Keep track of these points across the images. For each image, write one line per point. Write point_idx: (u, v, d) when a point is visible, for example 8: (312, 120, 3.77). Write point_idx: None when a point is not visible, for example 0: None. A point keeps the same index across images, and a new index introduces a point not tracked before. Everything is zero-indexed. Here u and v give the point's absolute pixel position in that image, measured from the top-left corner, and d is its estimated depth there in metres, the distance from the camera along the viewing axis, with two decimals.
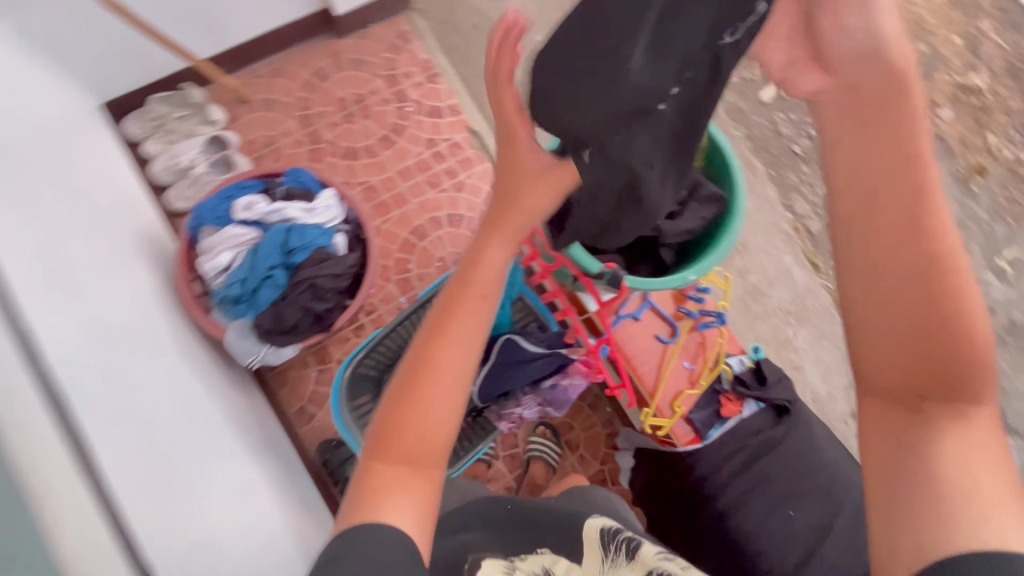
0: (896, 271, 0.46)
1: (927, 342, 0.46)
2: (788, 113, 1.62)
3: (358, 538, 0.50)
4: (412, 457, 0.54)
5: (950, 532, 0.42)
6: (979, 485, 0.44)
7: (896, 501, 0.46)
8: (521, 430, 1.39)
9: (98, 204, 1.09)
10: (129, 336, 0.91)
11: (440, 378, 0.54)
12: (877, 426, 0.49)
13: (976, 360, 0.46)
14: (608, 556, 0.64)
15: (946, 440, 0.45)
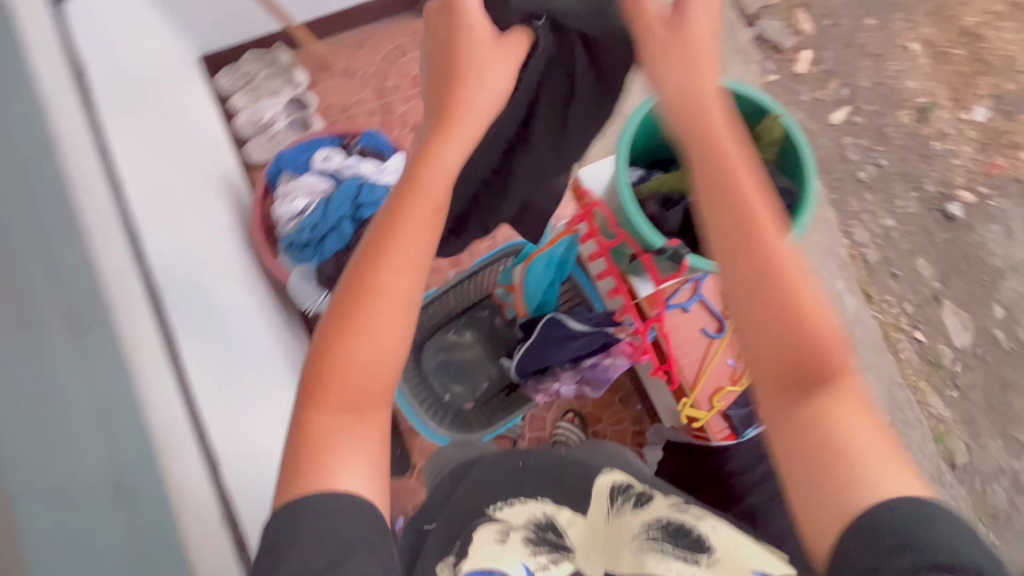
0: (748, 282, 0.52)
1: (791, 340, 0.51)
2: (859, 138, 1.55)
3: (316, 511, 0.49)
4: (352, 402, 0.53)
5: (853, 491, 0.46)
6: (865, 451, 0.48)
7: (813, 473, 0.48)
8: (549, 415, 1.35)
9: (192, 138, 1.15)
10: (205, 259, 0.94)
11: (376, 313, 0.53)
12: (777, 427, 0.51)
13: (823, 336, 0.52)
14: (614, 506, 0.67)
15: (833, 417, 0.49)
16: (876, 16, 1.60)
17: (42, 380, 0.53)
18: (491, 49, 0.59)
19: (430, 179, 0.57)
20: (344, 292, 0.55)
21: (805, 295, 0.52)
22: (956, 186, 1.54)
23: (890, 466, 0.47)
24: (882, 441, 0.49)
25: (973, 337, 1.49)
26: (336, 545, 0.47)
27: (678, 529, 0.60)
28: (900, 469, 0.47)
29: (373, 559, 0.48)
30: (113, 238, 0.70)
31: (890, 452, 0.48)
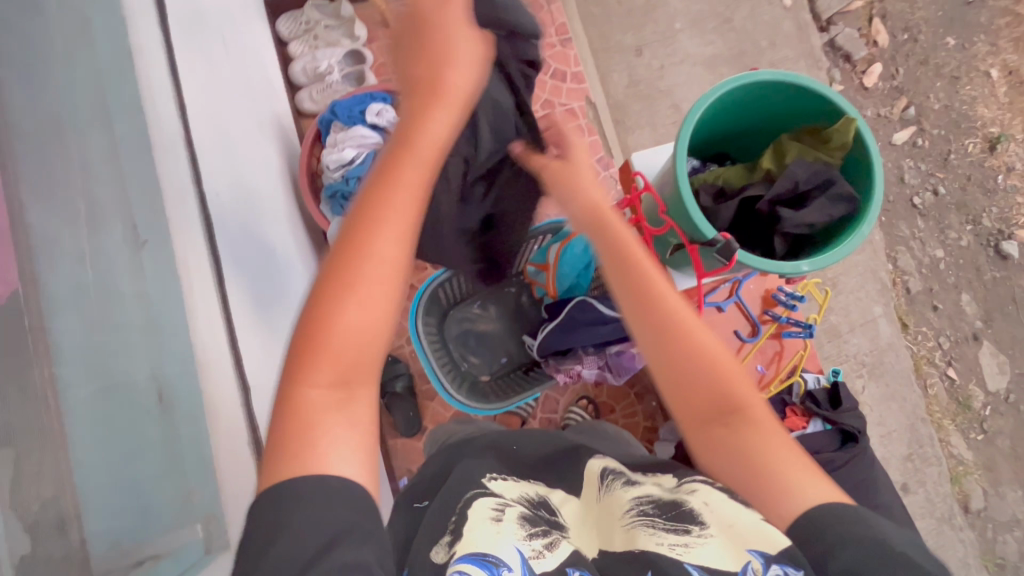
0: (655, 335, 0.58)
1: (703, 378, 0.57)
2: (918, 162, 1.48)
3: (296, 499, 0.44)
4: (341, 376, 0.48)
5: (786, 499, 0.52)
6: (776, 460, 0.54)
7: (764, 506, 0.53)
8: (562, 398, 1.32)
9: (251, 72, 1.06)
10: (257, 198, 0.88)
11: (367, 282, 0.49)
12: (704, 451, 0.58)
13: (732, 378, 0.58)
14: (604, 484, 0.64)
15: (751, 438, 0.55)
16: (958, 36, 1.51)
17: (88, 278, 0.49)
18: (462, 29, 0.57)
19: (425, 142, 0.53)
20: (330, 262, 0.50)
21: (703, 329, 0.58)
22: (1015, 225, 1.46)
23: (804, 467, 0.54)
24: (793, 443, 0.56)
25: (1009, 382, 1.43)
26: (324, 531, 0.43)
27: (670, 503, 0.56)
28: (811, 470, 0.54)
29: (366, 542, 0.44)
30: (174, 155, 0.63)
31: (798, 452, 0.55)
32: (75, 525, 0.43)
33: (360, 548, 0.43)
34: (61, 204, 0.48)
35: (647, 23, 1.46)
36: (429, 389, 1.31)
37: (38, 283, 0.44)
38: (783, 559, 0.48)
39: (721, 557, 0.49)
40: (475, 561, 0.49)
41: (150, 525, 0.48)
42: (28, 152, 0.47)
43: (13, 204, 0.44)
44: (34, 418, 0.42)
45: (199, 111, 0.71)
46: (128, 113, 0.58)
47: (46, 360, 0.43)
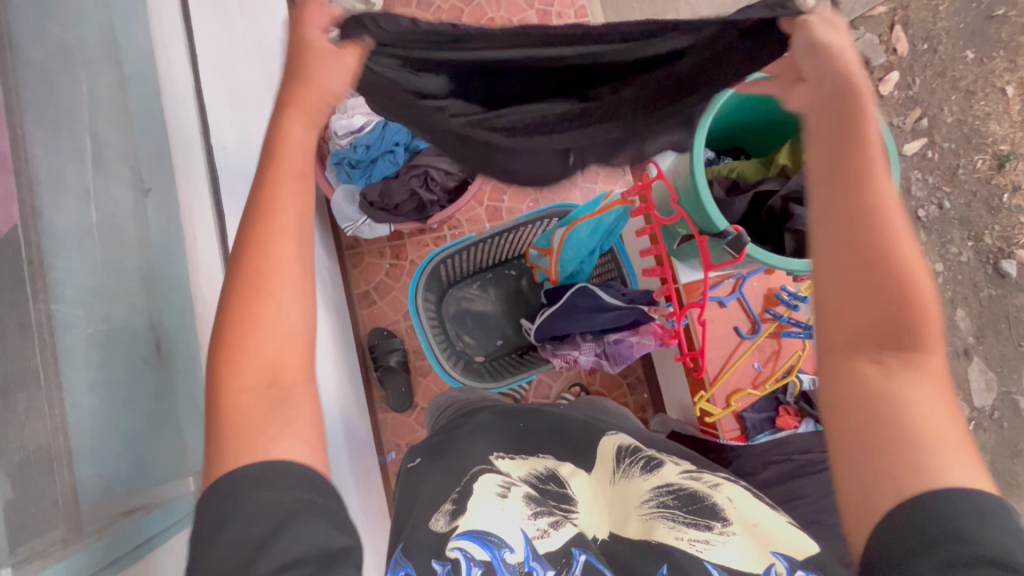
0: (850, 235, 0.45)
1: (884, 306, 0.44)
2: (926, 175, 1.48)
3: (244, 485, 0.41)
4: (267, 381, 0.44)
5: (919, 477, 0.39)
6: (940, 436, 0.41)
7: (888, 474, 0.41)
8: (556, 383, 1.32)
9: (265, 32, 0.98)
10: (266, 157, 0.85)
11: (258, 286, 0.44)
12: (832, 386, 0.45)
13: (915, 313, 0.44)
14: (620, 467, 0.63)
15: (906, 391, 0.42)
16: (977, 50, 1.49)
17: (94, 220, 0.47)
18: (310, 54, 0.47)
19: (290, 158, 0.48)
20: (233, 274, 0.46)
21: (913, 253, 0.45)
22: (1016, 244, 1.46)
23: (968, 458, 0.41)
24: (958, 426, 0.42)
25: (994, 399, 1.45)
26: (269, 516, 0.40)
27: (691, 495, 0.56)
28: (974, 464, 0.41)
29: (315, 517, 0.41)
30: (182, 107, 0.61)
31: (967, 441, 0.42)
32: (66, 465, 0.40)
33: (311, 526, 0.41)
34: (65, 138, 0.45)
35: (668, 12, 1.42)
36: (423, 365, 1.31)
37: (41, 217, 0.41)
38: (809, 566, 0.48)
39: (746, 559, 0.48)
40: (476, 539, 0.50)
41: (138, 477, 0.47)
42: (37, 80, 0.44)
43: (20, 134, 0.41)
44: (32, 366, 0.38)
45: (209, 67, 0.69)
46: (140, 57, 0.55)
47: (44, 295, 0.40)
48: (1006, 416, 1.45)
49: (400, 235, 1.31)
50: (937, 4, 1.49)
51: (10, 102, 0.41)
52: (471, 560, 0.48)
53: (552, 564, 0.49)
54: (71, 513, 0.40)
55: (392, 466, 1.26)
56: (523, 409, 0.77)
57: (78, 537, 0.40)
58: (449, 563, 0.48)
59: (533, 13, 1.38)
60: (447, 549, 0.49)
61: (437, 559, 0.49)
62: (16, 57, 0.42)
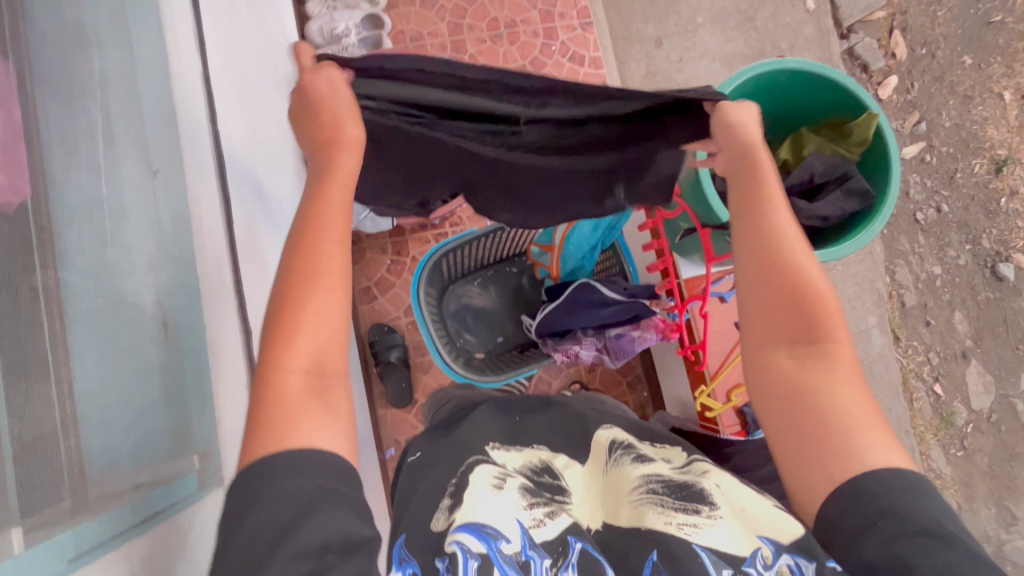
0: (755, 260, 0.56)
1: (789, 309, 0.53)
2: (924, 178, 1.49)
3: (285, 468, 0.42)
4: (315, 368, 0.47)
5: (843, 461, 0.47)
6: (851, 418, 0.48)
7: (807, 454, 0.48)
8: (556, 381, 1.32)
9: (271, 28, 0.98)
10: (272, 147, 0.85)
11: (318, 291, 0.48)
12: (758, 383, 0.54)
13: (822, 314, 0.53)
14: (612, 458, 0.63)
15: (816, 384, 0.50)
16: (974, 56, 1.51)
17: (103, 193, 0.47)
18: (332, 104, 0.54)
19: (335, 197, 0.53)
20: (280, 276, 0.50)
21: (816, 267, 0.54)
22: (1013, 248, 1.47)
23: (883, 436, 0.47)
24: (872, 408, 0.49)
25: (992, 402, 1.45)
26: (297, 500, 0.41)
27: (681, 484, 0.55)
28: (890, 443, 0.47)
29: (341, 504, 0.42)
30: (191, 90, 0.61)
31: (880, 419, 0.49)
32: (73, 435, 0.40)
33: (339, 514, 0.42)
34: (78, 113, 0.46)
35: (669, 14, 1.44)
36: (423, 362, 1.31)
37: (52, 189, 0.42)
38: (794, 549, 0.47)
39: (732, 540, 0.48)
40: (473, 531, 0.48)
41: (144, 452, 0.47)
42: (50, 53, 0.44)
43: (31, 104, 0.42)
44: (42, 343, 0.38)
45: (217, 59, 0.69)
46: (151, 40, 0.56)
47: (53, 264, 0.41)
48: (1004, 419, 1.45)
49: (402, 232, 1.32)
50: (935, 10, 1.51)
51: (21, 73, 0.41)
52: (467, 554, 0.46)
53: (548, 552, 0.49)
54: (76, 486, 0.40)
55: (391, 462, 1.26)
56: (516, 404, 0.77)
57: (82, 509, 0.40)
58: (449, 559, 0.47)
59: (536, 13, 1.39)
60: (446, 544, 0.48)
61: (438, 557, 0.49)
62: (28, 28, 0.43)
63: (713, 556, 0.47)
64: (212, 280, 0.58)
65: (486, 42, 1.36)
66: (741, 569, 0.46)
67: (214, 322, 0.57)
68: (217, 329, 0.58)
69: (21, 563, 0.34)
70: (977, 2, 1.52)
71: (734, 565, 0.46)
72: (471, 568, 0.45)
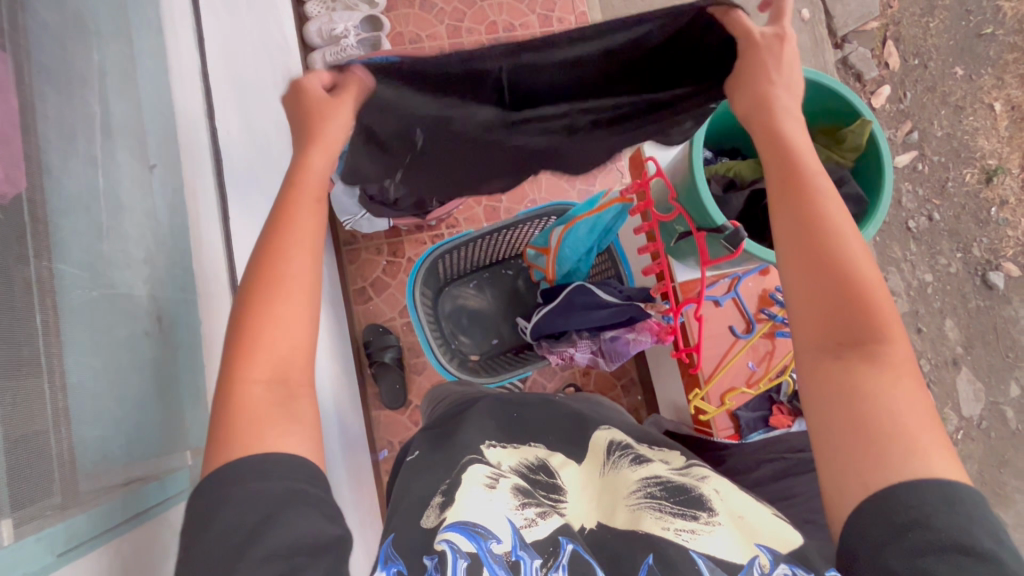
0: (801, 251, 0.52)
1: (836, 304, 0.49)
2: (917, 187, 1.51)
3: (246, 472, 0.42)
4: (280, 375, 0.46)
5: (880, 472, 0.44)
6: (908, 424, 0.45)
7: (857, 461, 0.45)
8: (550, 383, 1.31)
9: (270, 26, 0.98)
10: (269, 143, 0.86)
11: (285, 297, 0.47)
12: (806, 384, 0.51)
13: (874, 309, 0.49)
14: (609, 460, 0.63)
15: (867, 385, 0.47)
16: (966, 67, 1.53)
17: (100, 185, 0.47)
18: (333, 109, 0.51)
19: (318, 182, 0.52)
20: (246, 281, 0.49)
21: (867, 256, 0.50)
22: (1002, 257, 1.49)
23: (936, 443, 0.44)
24: (928, 410, 0.46)
25: (982, 409, 1.47)
26: (262, 504, 0.41)
27: (677, 487, 0.56)
28: (942, 450, 0.44)
29: (310, 508, 0.42)
30: (189, 86, 0.61)
31: (934, 423, 0.46)
32: (65, 430, 0.40)
33: (306, 516, 0.42)
34: (76, 103, 0.46)
35: None
36: (417, 363, 1.31)
37: (49, 179, 0.42)
38: (793, 559, 0.47)
39: (731, 548, 0.48)
40: (462, 531, 0.48)
41: (137, 446, 0.46)
42: (49, 42, 0.44)
43: (29, 92, 0.41)
44: (34, 333, 0.38)
45: (216, 56, 0.69)
46: (148, 34, 0.55)
47: (48, 255, 0.40)
48: (994, 426, 1.47)
49: (397, 232, 1.32)
50: (927, 22, 1.53)
51: (19, 62, 0.41)
52: (457, 553, 0.46)
53: (538, 551, 0.49)
54: (68, 482, 0.39)
55: (384, 464, 1.25)
56: (515, 401, 0.76)
57: (71, 503, 0.39)
58: (438, 556, 0.47)
59: (534, 18, 1.39)
60: (435, 543, 0.48)
61: (427, 555, 0.48)
62: (27, 16, 0.42)
63: (709, 563, 0.47)
64: (205, 277, 0.58)
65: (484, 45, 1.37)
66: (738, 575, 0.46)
67: (206, 317, 0.57)
68: (210, 326, 0.58)
69: (11, 554, 0.33)
70: (969, 14, 1.54)
71: (731, 572, 0.46)
72: (460, 568, 0.45)
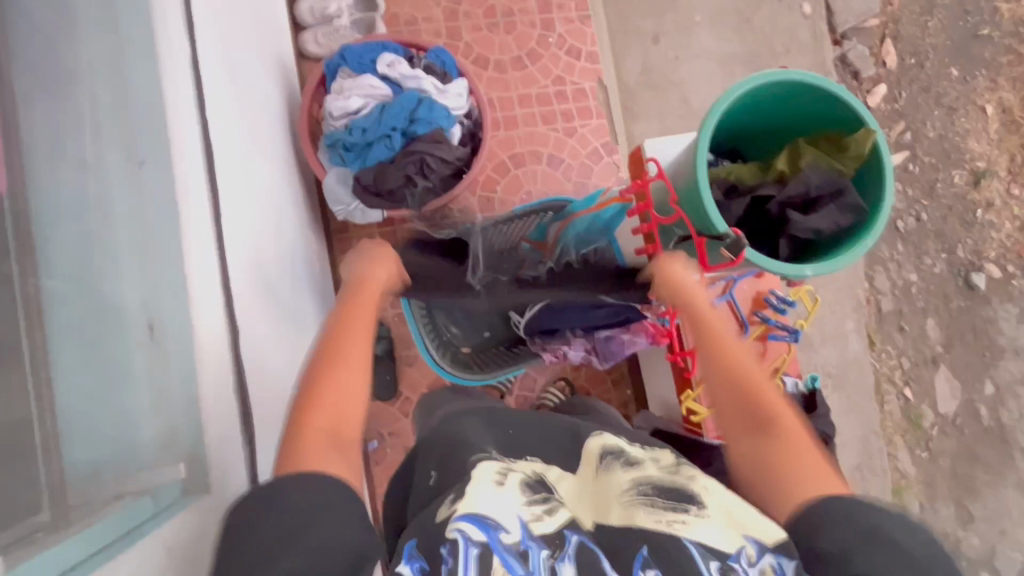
0: (714, 372, 0.68)
1: (739, 400, 0.64)
2: (907, 187, 1.52)
3: (290, 499, 0.46)
4: (333, 432, 0.53)
5: (791, 498, 0.53)
6: (790, 472, 0.55)
7: (769, 499, 0.55)
8: (542, 377, 1.31)
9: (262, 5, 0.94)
10: (262, 131, 0.83)
11: (356, 361, 0.60)
12: (731, 465, 0.62)
13: (761, 400, 0.63)
14: (604, 461, 0.59)
15: (764, 451, 0.58)
16: (961, 69, 1.53)
17: (89, 193, 0.48)
18: None
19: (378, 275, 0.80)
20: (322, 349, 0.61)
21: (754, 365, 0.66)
22: (986, 258, 1.51)
23: (818, 483, 0.53)
24: (818, 467, 0.55)
25: (958, 406, 1.51)
26: (292, 521, 0.45)
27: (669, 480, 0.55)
28: (828, 488, 0.53)
29: (336, 517, 0.46)
30: (179, 66, 0.55)
31: (823, 473, 0.55)
32: None
33: (334, 526, 0.45)
34: (61, 109, 0.47)
35: (667, 10, 1.42)
36: (409, 354, 1.30)
37: (31, 191, 0.44)
38: (779, 549, 0.49)
39: (720, 535, 0.49)
40: (474, 521, 0.48)
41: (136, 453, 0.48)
42: (33, 56, 0.46)
43: (12, 95, 0.44)
44: None
45: (205, 30, 0.64)
46: (136, 23, 0.52)
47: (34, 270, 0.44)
48: (968, 423, 1.51)
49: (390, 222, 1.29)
50: (925, 21, 1.53)
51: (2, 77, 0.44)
52: (468, 541, 0.46)
53: (545, 543, 0.48)
54: None
55: (373, 454, 1.25)
56: (504, 415, 0.72)
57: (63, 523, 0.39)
58: (450, 545, 0.46)
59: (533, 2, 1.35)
60: (447, 531, 0.47)
61: (442, 544, 0.47)
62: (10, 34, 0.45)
63: (700, 549, 0.48)
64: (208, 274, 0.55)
65: (482, 30, 1.32)
66: (727, 562, 0.48)
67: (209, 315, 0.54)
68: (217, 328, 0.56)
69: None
70: (967, 14, 1.53)
71: (721, 558, 0.48)
72: (471, 557, 0.45)
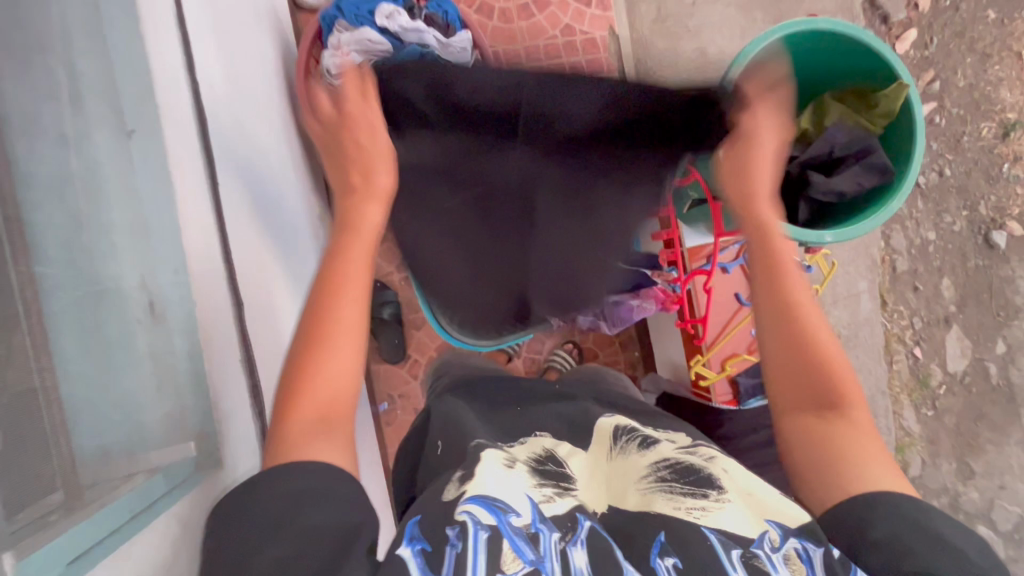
0: (784, 333, 0.61)
1: (812, 371, 0.59)
2: (931, 141, 1.45)
3: (285, 479, 0.45)
4: (323, 416, 0.50)
5: (844, 482, 0.53)
6: (866, 458, 0.54)
7: (831, 486, 0.54)
8: (550, 339, 1.32)
9: None
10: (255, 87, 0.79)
11: (342, 335, 0.53)
12: (792, 437, 0.59)
13: (837, 375, 0.59)
14: (616, 444, 0.62)
15: (840, 435, 0.56)
16: (999, 10, 1.42)
17: (74, 168, 0.44)
18: None
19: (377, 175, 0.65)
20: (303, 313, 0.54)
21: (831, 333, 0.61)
22: (1009, 215, 1.46)
23: (884, 468, 0.54)
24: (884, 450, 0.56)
25: (967, 365, 1.50)
26: (285, 500, 0.44)
27: (686, 468, 0.56)
28: (891, 472, 0.54)
29: (329, 499, 0.45)
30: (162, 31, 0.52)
31: (887, 458, 0.55)
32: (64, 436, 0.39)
33: (324, 507, 0.44)
34: (40, 74, 0.42)
35: None
36: (417, 318, 1.29)
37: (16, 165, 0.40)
38: (801, 533, 0.48)
39: (742, 523, 0.49)
40: (482, 503, 0.48)
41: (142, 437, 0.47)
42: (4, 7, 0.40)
43: None
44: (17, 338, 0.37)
45: None
46: None
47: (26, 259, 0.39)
48: (976, 381, 1.50)
49: None
50: None
51: None
52: (478, 524, 0.46)
53: (556, 526, 0.49)
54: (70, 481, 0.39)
55: (384, 415, 1.27)
56: (512, 393, 0.77)
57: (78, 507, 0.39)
58: (459, 526, 0.46)
59: None
60: (456, 514, 0.47)
61: (449, 525, 0.46)
62: None
63: (721, 537, 0.47)
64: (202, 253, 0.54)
65: None
66: (750, 548, 0.47)
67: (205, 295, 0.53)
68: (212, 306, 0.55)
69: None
70: None
71: (743, 545, 0.47)
72: (481, 539, 0.45)
